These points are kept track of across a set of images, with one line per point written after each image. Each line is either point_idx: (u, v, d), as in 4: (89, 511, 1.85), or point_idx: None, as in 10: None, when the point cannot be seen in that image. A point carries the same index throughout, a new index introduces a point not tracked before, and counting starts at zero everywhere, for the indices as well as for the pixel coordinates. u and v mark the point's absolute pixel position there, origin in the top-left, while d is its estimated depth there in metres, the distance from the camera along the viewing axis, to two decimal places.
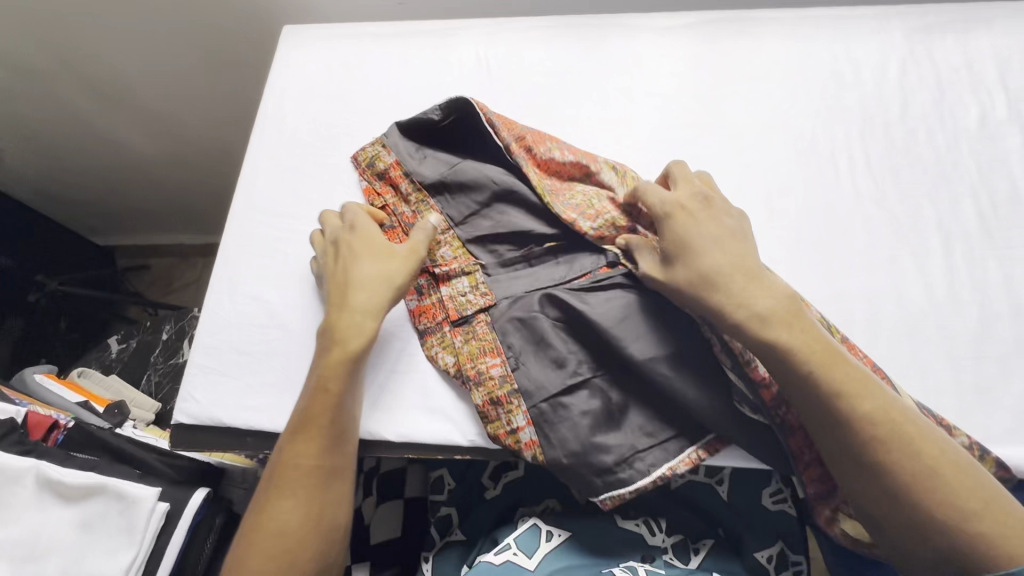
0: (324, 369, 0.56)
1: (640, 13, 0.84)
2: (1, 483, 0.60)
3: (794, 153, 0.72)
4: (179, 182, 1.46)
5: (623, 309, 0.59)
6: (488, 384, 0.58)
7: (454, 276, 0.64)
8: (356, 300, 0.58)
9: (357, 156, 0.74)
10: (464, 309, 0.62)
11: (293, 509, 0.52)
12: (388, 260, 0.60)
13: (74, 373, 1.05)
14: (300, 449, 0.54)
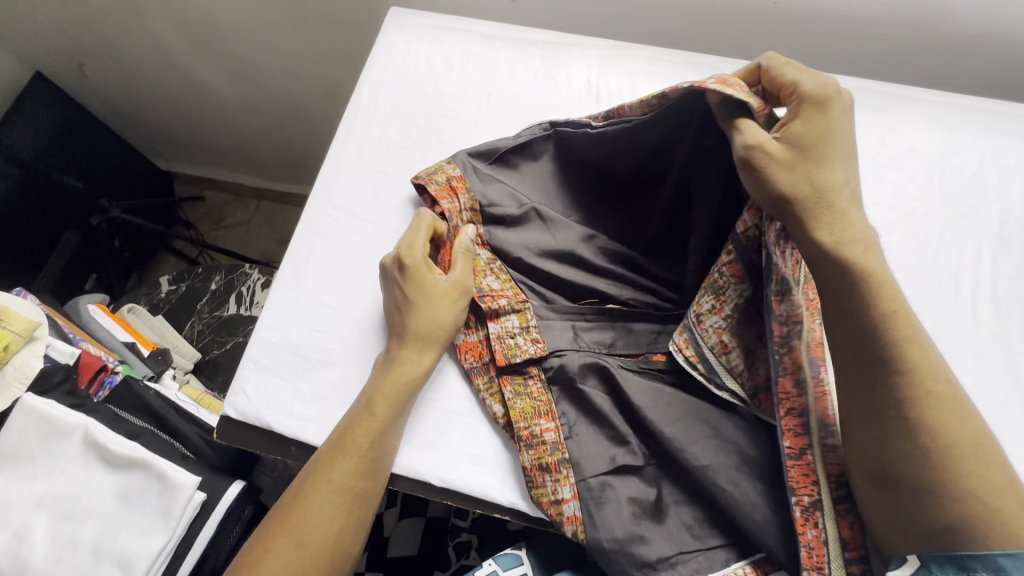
0: (376, 392, 0.57)
1: None
2: (51, 435, 0.62)
3: (914, 259, 0.66)
4: (250, 127, 1.45)
5: (684, 409, 0.56)
6: (539, 449, 0.57)
7: (504, 314, 0.62)
8: (425, 326, 0.59)
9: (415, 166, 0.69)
10: (513, 356, 0.60)
11: (330, 524, 0.51)
12: (441, 301, 0.59)
13: (124, 308, 1.07)
14: (343, 467, 0.53)
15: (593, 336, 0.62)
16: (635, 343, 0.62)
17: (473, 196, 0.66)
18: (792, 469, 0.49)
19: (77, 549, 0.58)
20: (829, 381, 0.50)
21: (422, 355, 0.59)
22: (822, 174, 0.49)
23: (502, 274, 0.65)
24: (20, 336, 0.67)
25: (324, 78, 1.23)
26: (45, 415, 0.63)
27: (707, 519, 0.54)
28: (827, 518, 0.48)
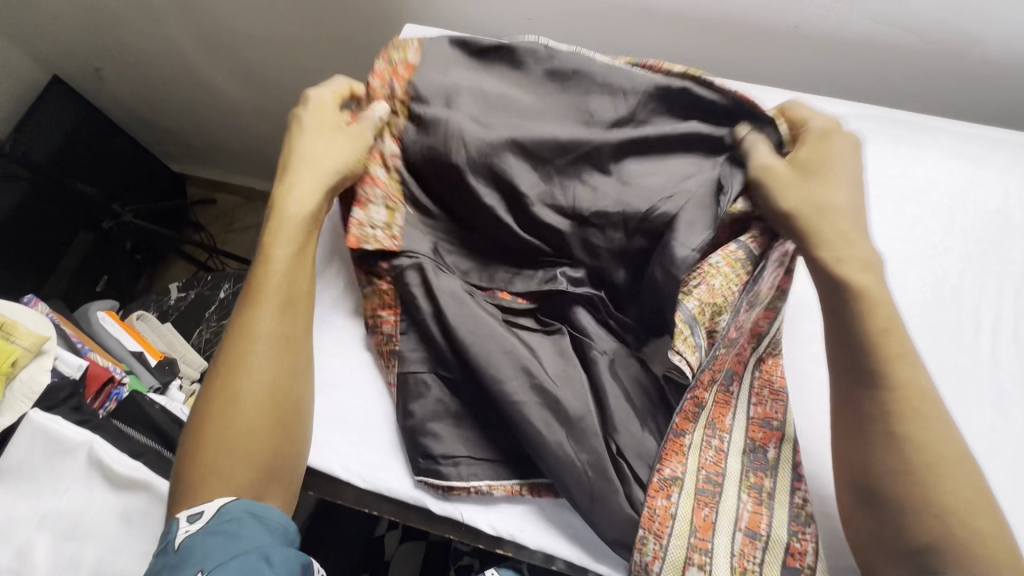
0: (284, 242, 0.60)
1: (789, 92, 0.77)
2: (56, 452, 0.63)
3: (933, 297, 0.65)
4: (262, 133, 1.45)
5: (561, 360, 0.63)
6: (379, 335, 0.66)
7: (371, 204, 0.65)
8: (321, 142, 0.63)
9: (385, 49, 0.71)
10: (364, 241, 0.62)
11: (265, 382, 0.55)
12: (323, 137, 0.64)
13: (134, 316, 1.07)
14: (269, 325, 0.56)
15: (453, 260, 0.69)
16: (485, 279, 0.68)
17: (409, 88, 0.68)
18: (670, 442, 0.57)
19: (78, 570, 0.58)
20: (737, 394, 0.61)
21: (296, 213, 0.61)
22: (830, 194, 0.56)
23: (395, 172, 0.68)
24: (27, 350, 0.66)
25: None
26: (51, 432, 0.63)
27: (524, 460, 0.60)
28: (682, 493, 0.55)
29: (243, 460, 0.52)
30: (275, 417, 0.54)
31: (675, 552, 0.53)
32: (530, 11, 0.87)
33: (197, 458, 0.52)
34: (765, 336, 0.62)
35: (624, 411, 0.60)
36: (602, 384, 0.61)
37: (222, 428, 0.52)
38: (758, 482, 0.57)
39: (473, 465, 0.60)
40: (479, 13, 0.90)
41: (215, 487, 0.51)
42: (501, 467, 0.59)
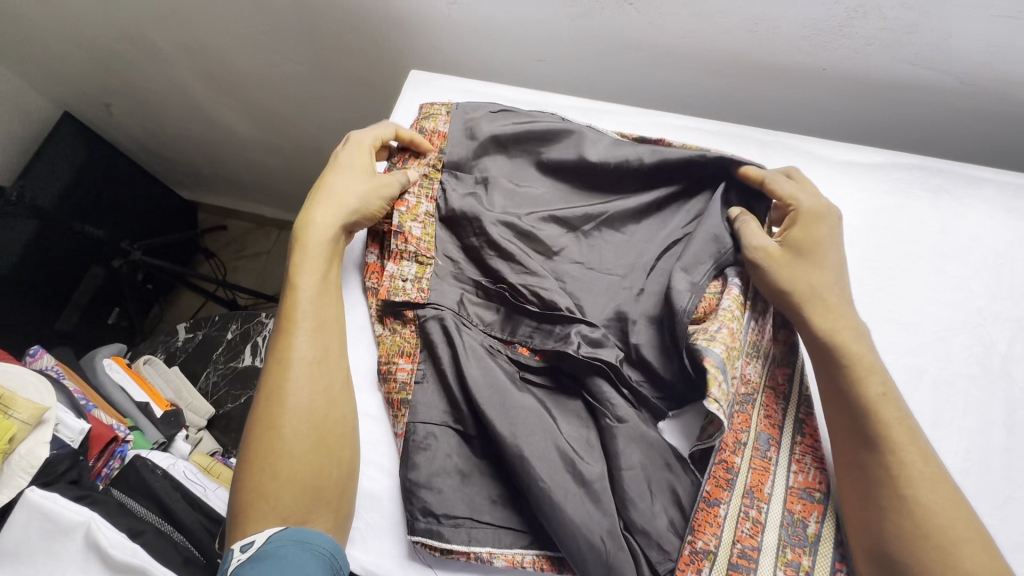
0: (308, 268, 0.60)
1: (817, 139, 0.72)
2: (54, 534, 0.61)
3: (980, 368, 0.60)
4: (271, 165, 1.44)
5: (580, 417, 0.59)
6: (390, 383, 0.62)
7: (405, 258, 0.66)
8: (338, 178, 0.65)
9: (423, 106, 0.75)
10: (394, 294, 0.64)
11: (305, 407, 0.54)
12: (351, 170, 0.66)
13: (141, 360, 1.06)
14: (307, 348, 0.56)
15: (476, 312, 0.64)
16: (503, 330, 0.63)
17: (441, 156, 0.69)
18: (699, 514, 0.53)
19: None
20: (776, 460, 0.56)
21: (320, 240, 0.62)
22: (822, 274, 0.58)
23: (430, 226, 0.67)
24: (26, 424, 0.65)
25: (344, 124, 1.20)
26: (48, 512, 0.61)
27: (534, 526, 0.55)
28: (713, 568, 0.52)
29: (289, 485, 0.51)
30: (319, 441, 0.54)
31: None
32: (540, 52, 0.84)
33: (245, 486, 0.51)
34: (790, 396, 0.58)
35: (638, 483, 0.54)
36: (615, 452, 0.55)
37: (269, 453, 0.52)
38: (796, 558, 0.52)
39: (478, 535, 0.55)
40: (488, 54, 0.87)
41: (261, 515, 0.50)
42: (512, 533, 0.55)
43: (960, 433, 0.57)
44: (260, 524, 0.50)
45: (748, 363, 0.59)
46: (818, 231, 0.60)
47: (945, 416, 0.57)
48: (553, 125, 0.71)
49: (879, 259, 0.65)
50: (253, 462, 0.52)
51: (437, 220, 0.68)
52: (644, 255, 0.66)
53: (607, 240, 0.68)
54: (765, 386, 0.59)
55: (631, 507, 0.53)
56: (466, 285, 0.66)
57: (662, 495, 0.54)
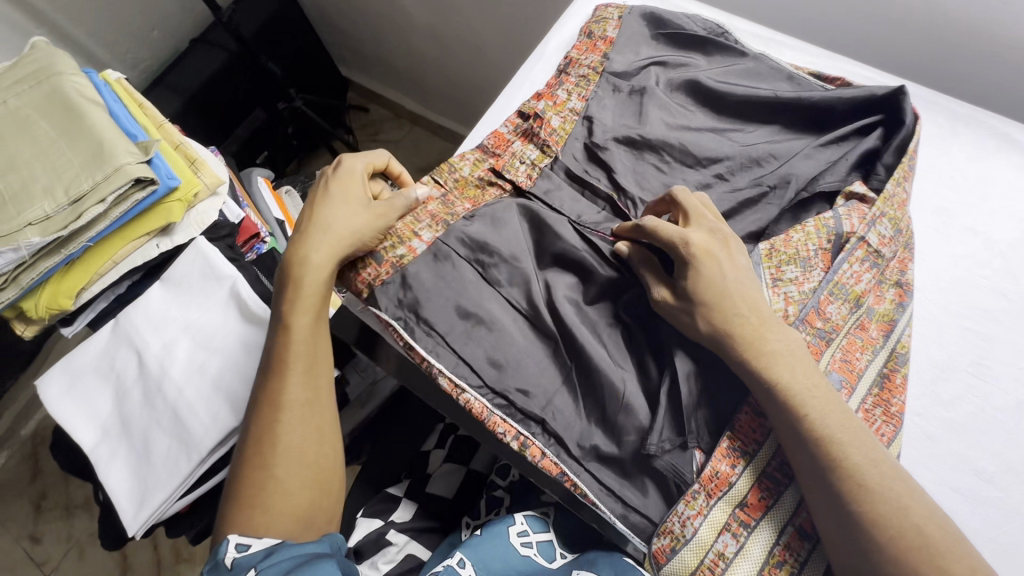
0: (292, 310, 0.58)
1: (1018, 124, 0.65)
2: (209, 278, 0.73)
3: None
4: (426, 54, 1.52)
5: (635, 326, 0.60)
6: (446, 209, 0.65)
7: (534, 142, 0.70)
8: (332, 219, 0.59)
9: (598, 9, 0.77)
10: (508, 167, 0.68)
11: (294, 451, 0.55)
12: (353, 205, 0.61)
13: (284, 190, 1.21)
14: (299, 391, 0.57)
15: (587, 213, 0.66)
16: (597, 223, 0.66)
17: (604, 62, 0.73)
18: (743, 418, 0.55)
19: (204, 375, 0.68)
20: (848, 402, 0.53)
21: (319, 268, 0.59)
22: (731, 304, 0.53)
23: (570, 123, 0.70)
24: (207, 186, 0.78)
25: (509, 23, 1.24)
26: (208, 259, 0.74)
27: (572, 379, 0.58)
28: (746, 469, 0.53)
29: (279, 515, 0.54)
30: (314, 479, 0.56)
31: (731, 514, 0.52)
32: None
33: (238, 509, 0.54)
34: (880, 350, 0.56)
35: (690, 378, 0.56)
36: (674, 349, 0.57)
37: (260, 490, 0.54)
38: None
39: (495, 401, 0.57)
40: None
41: (263, 524, 0.53)
42: (553, 374, 0.58)
43: None
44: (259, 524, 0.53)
45: (829, 301, 0.56)
46: (710, 275, 0.54)
47: None
48: (719, 50, 0.72)
49: None
50: (244, 481, 0.55)
51: (579, 119, 0.71)
52: (790, 183, 0.62)
53: (760, 163, 0.65)
54: (853, 332, 0.56)
55: (672, 385, 0.56)
56: (583, 188, 0.68)
57: (727, 408, 0.56)
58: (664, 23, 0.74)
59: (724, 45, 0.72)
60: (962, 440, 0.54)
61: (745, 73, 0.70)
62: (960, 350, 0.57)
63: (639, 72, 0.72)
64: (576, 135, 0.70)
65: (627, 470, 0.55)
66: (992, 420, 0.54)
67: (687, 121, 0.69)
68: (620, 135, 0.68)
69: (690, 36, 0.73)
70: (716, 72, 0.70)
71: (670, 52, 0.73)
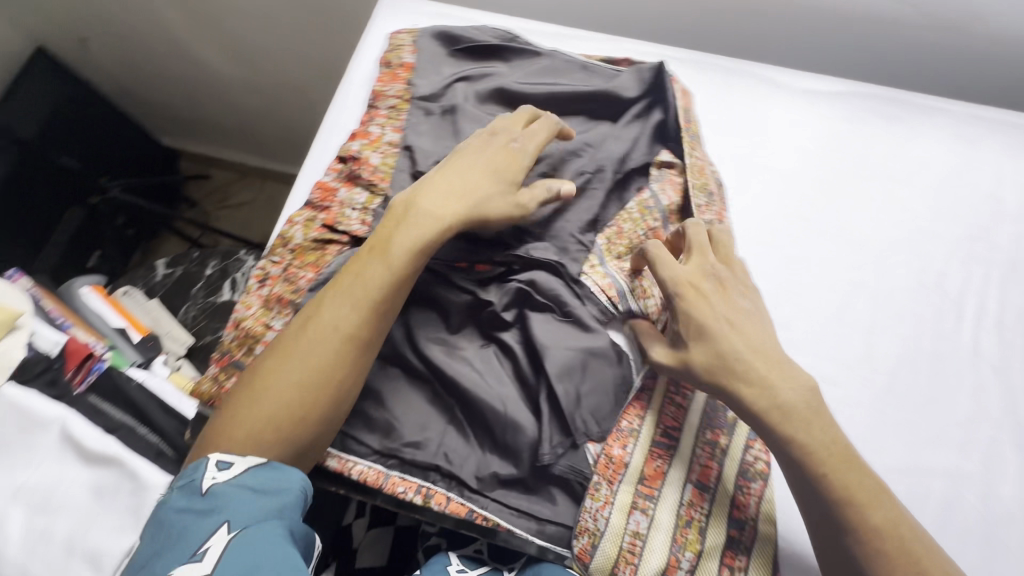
0: (391, 233, 0.57)
1: (780, 68, 0.74)
2: (28, 428, 0.63)
3: (917, 285, 0.63)
4: (251, 108, 1.42)
5: (504, 344, 0.60)
6: (291, 283, 0.65)
7: (359, 185, 0.68)
8: (465, 180, 0.59)
9: (391, 36, 0.76)
10: (340, 220, 0.66)
11: (299, 373, 0.52)
12: (481, 174, 0.60)
13: (120, 292, 1.07)
14: (340, 314, 0.54)
15: None
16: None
17: (409, 88, 0.72)
18: (622, 399, 0.57)
19: (50, 541, 0.59)
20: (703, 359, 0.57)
21: (426, 222, 0.57)
22: (737, 341, 0.53)
23: (391, 157, 0.69)
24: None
25: (326, 60, 1.20)
26: (21, 407, 0.64)
27: (456, 414, 0.58)
28: (638, 443, 0.56)
29: (259, 440, 0.50)
30: (302, 414, 0.52)
31: (641, 491, 0.55)
32: None
33: (221, 415, 0.52)
34: None
35: (564, 380, 0.56)
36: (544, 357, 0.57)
37: (250, 404, 0.51)
38: (715, 438, 0.58)
39: (389, 463, 0.56)
40: None
41: (229, 442, 0.50)
42: (437, 414, 0.58)
43: (891, 343, 0.61)
44: (230, 443, 0.50)
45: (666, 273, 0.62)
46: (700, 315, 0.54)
47: (880, 324, 0.61)
48: (516, 56, 0.74)
49: (831, 182, 0.68)
50: (244, 390, 0.53)
51: (399, 151, 0.69)
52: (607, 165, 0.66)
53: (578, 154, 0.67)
54: None
55: (549, 391, 0.56)
56: None
57: (608, 395, 0.57)
58: (457, 38, 0.74)
59: (519, 50, 0.74)
60: (805, 356, 0.60)
61: (545, 71, 0.73)
62: (783, 277, 0.63)
63: (446, 91, 0.72)
64: (400, 166, 0.69)
65: (530, 486, 0.55)
66: (823, 330, 0.61)
67: None
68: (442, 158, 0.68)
69: (484, 47, 0.74)
70: (518, 77, 0.72)
71: (470, 66, 0.74)
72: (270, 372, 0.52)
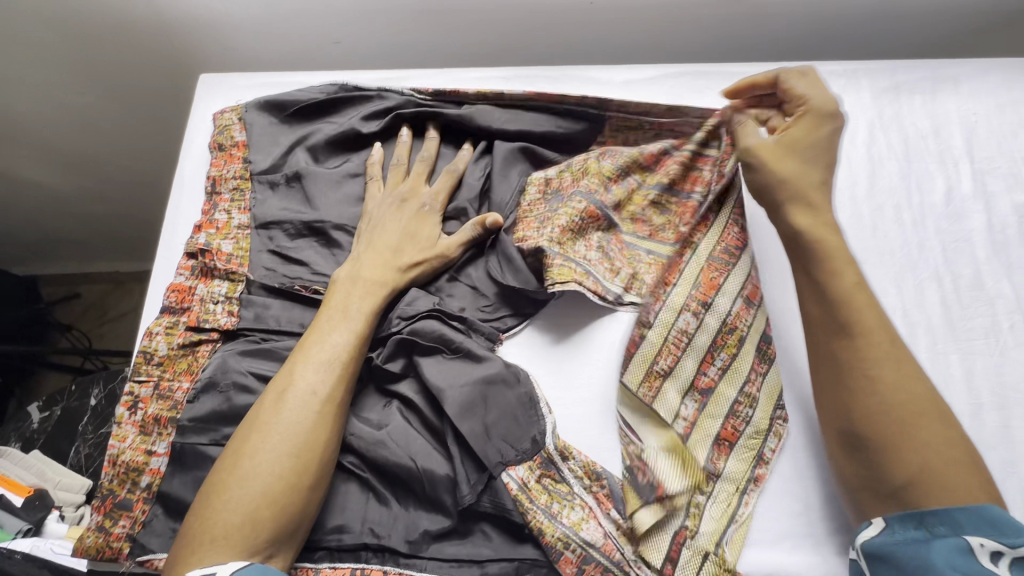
0: (347, 294, 0.59)
1: (599, 65, 0.78)
2: None
3: (761, 235, 0.68)
4: (102, 215, 1.25)
5: (404, 399, 0.59)
6: (167, 399, 0.60)
7: (216, 277, 0.64)
8: (378, 243, 0.63)
9: (215, 118, 0.73)
10: (203, 319, 0.62)
11: (286, 448, 0.49)
12: (413, 232, 0.65)
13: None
14: (313, 377, 0.53)
15: (302, 314, 0.63)
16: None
17: (247, 166, 0.70)
18: (530, 418, 0.58)
19: None
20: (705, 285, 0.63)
21: (370, 283, 0.60)
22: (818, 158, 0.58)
23: (246, 239, 0.67)
24: None
25: (167, 148, 1.12)
26: None
27: (374, 484, 0.56)
28: (558, 458, 0.57)
29: (255, 528, 0.46)
30: (290, 491, 0.48)
31: (578, 500, 0.55)
32: (334, 34, 0.86)
33: (197, 516, 0.47)
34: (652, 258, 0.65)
35: (468, 418, 0.56)
36: (444, 402, 0.57)
37: (232, 490, 0.47)
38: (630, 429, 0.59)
39: (317, 556, 0.54)
40: (288, 39, 0.87)
41: (216, 539, 0.45)
42: (354, 488, 0.56)
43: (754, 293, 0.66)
44: (213, 539, 0.45)
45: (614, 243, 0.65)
46: (824, 131, 0.58)
47: None
48: (350, 110, 0.74)
49: None
50: (220, 482, 0.48)
51: (252, 231, 0.67)
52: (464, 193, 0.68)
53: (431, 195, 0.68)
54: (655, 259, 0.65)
55: (456, 432, 0.56)
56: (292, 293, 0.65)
57: (516, 419, 0.58)
58: (285, 107, 0.73)
59: (350, 103, 0.74)
60: None
61: (383, 117, 0.72)
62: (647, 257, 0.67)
63: (287, 161, 0.70)
64: (258, 246, 0.66)
65: (463, 531, 0.55)
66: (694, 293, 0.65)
67: (353, 184, 0.70)
68: (298, 228, 0.67)
69: (314, 108, 0.73)
70: (355, 129, 0.72)
71: (306, 129, 0.73)
72: (247, 454, 0.49)
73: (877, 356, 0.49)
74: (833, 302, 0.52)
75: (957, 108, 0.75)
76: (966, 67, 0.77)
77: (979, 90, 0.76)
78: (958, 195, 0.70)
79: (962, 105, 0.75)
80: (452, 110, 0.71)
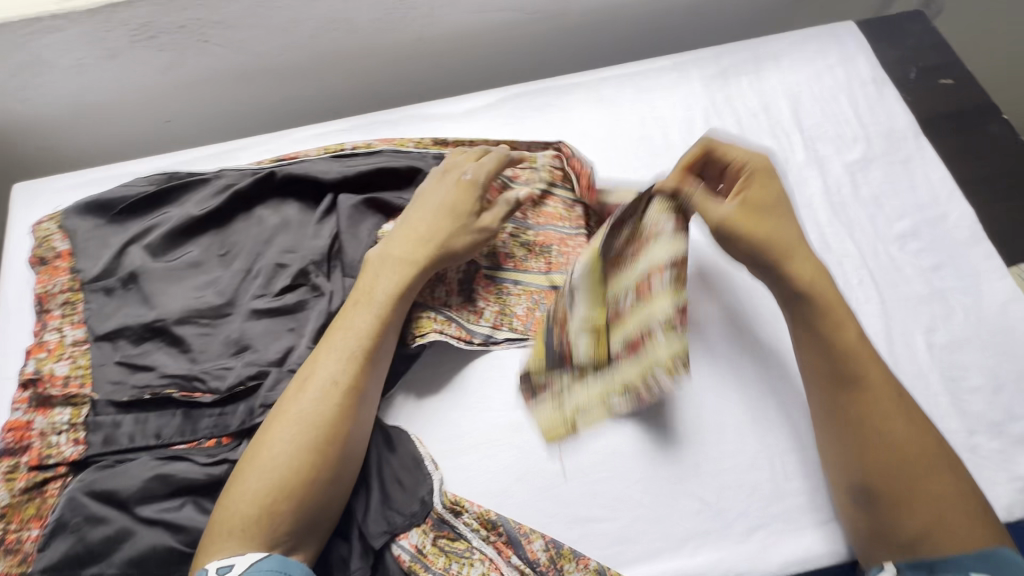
0: (370, 276, 0.58)
1: (438, 100, 0.78)
2: None
3: None
4: None
5: None
6: (16, 554, 0.54)
7: (56, 405, 0.59)
8: (424, 225, 0.61)
9: (34, 231, 0.68)
10: (47, 454, 0.57)
11: (305, 439, 0.49)
12: (450, 213, 0.61)
13: None
14: (331, 365, 0.52)
15: (158, 422, 0.59)
16: (182, 432, 0.58)
17: (76, 276, 0.65)
18: (412, 479, 0.56)
19: None
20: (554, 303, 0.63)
21: (400, 260, 0.59)
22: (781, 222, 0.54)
23: (85, 354, 0.61)
24: None
25: None
26: None
27: None
28: (447, 515, 0.55)
29: (274, 519, 0.46)
30: (310, 484, 0.48)
31: (477, 554, 0.54)
32: (163, 113, 0.82)
33: (221, 508, 0.47)
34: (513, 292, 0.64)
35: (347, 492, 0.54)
36: None
37: (253, 483, 0.47)
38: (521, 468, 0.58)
39: None
40: (113, 127, 0.82)
41: (236, 532, 0.45)
42: None
43: None
44: (232, 531, 0.45)
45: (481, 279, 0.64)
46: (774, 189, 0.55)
47: None
48: (183, 193, 0.70)
49: None
50: (245, 473, 0.48)
51: (91, 345, 0.62)
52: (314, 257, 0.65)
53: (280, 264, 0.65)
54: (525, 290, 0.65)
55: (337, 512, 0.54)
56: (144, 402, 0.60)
57: (399, 482, 0.55)
58: (111, 204, 0.68)
59: (182, 186, 0.70)
60: None
61: (219, 194, 0.69)
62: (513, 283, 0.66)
63: (119, 260, 0.65)
64: (99, 359, 0.61)
65: None
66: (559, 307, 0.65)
67: (196, 270, 0.66)
68: (141, 329, 0.62)
69: (143, 200, 0.69)
70: (190, 213, 0.68)
71: (138, 221, 0.68)
72: (269, 446, 0.49)
73: (870, 428, 0.50)
74: (837, 370, 0.51)
75: (780, 82, 0.78)
76: (783, 42, 0.81)
77: (798, 62, 0.80)
78: (794, 165, 0.73)
79: (785, 78, 0.79)
80: (288, 173, 0.69)
